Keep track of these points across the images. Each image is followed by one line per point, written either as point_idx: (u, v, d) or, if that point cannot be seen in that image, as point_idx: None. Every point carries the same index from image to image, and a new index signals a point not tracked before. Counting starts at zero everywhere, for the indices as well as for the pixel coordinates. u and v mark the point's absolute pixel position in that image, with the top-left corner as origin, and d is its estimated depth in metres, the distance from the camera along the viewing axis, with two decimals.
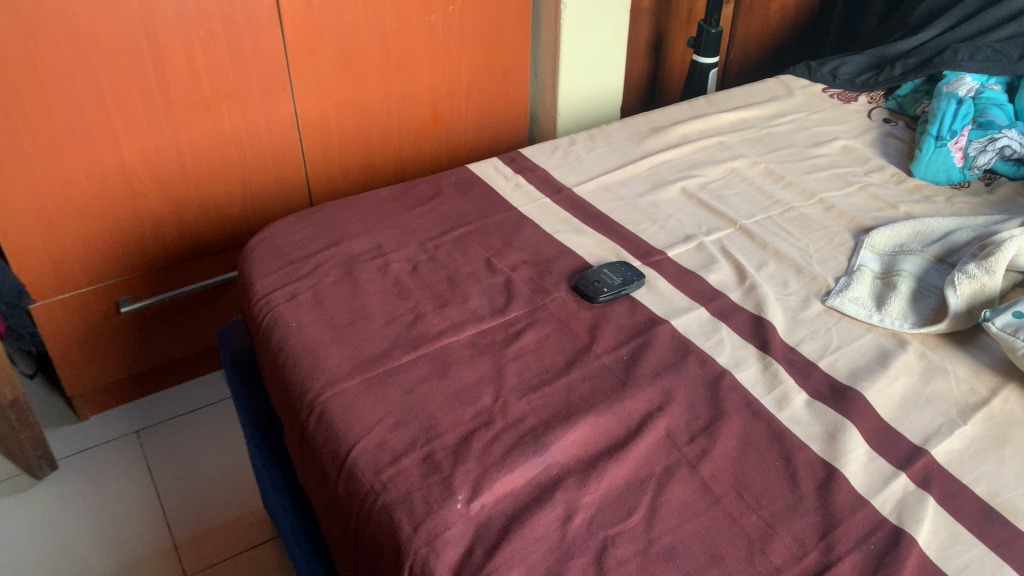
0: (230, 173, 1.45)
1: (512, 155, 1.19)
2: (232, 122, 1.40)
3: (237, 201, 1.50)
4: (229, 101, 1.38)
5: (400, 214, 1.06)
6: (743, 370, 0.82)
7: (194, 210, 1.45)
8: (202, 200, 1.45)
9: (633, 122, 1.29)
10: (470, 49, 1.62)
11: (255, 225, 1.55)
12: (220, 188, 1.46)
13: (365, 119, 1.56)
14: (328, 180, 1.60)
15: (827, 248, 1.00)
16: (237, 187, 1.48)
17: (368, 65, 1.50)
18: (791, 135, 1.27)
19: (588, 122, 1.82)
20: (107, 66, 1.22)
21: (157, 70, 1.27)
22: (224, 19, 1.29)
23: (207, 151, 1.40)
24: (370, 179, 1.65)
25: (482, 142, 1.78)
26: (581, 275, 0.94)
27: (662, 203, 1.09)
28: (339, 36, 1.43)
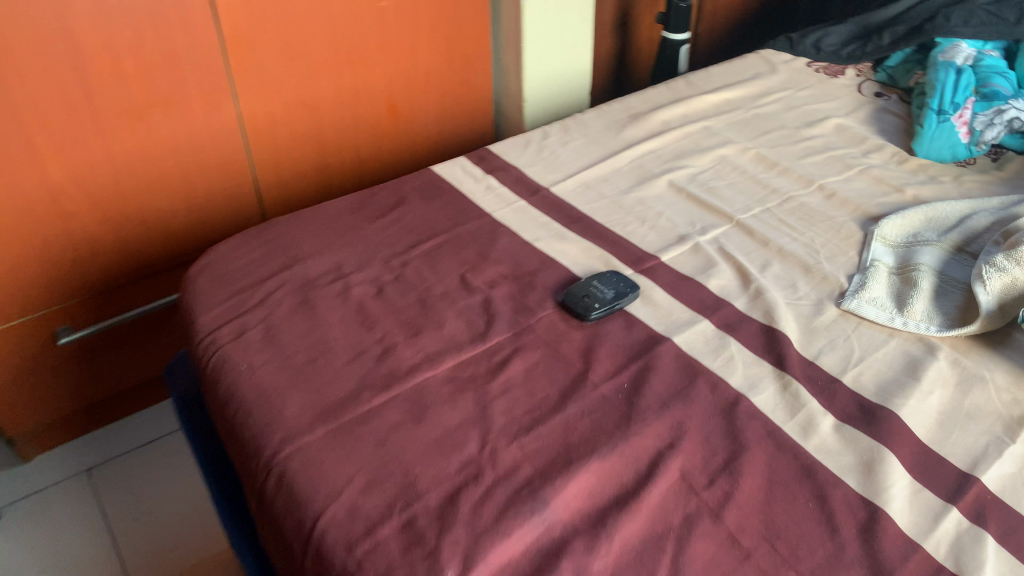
0: (171, 184, 1.32)
1: (480, 154, 1.08)
2: (168, 128, 1.27)
3: (181, 214, 1.36)
4: (164, 106, 1.24)
5: (360, 227, 0.95)
6: (759, 393, 0.72)
7: (133, 227, 1.32)
8: (141, 216, 1.32)
9: (609, 111, 1.19)
10: (427, 35, 1.50)
11: (202, 239, 1.42)
12: (161, 202, 1.33)
13: (317, 118, 1.44)
14: (280, 186, 1.47)
15: (835, 242, 0.91)
16: (180, 199, 1.35)
17: (317, 60, 1.38)
18: (779, 116, 1.17)
19: (556, 109, 1.72)
20: (22, 75, 1.08)
21: (80, 76, 1.13)
22: (152, 15, 1.16)
23: (144, 162, 1.27)
24: (327, 181, 1.53)
25: (444, 135, 1.67)
26: (568, 290, 0.83)
27: (650, 200, 0.99)
28: (282, 29, 1.30)
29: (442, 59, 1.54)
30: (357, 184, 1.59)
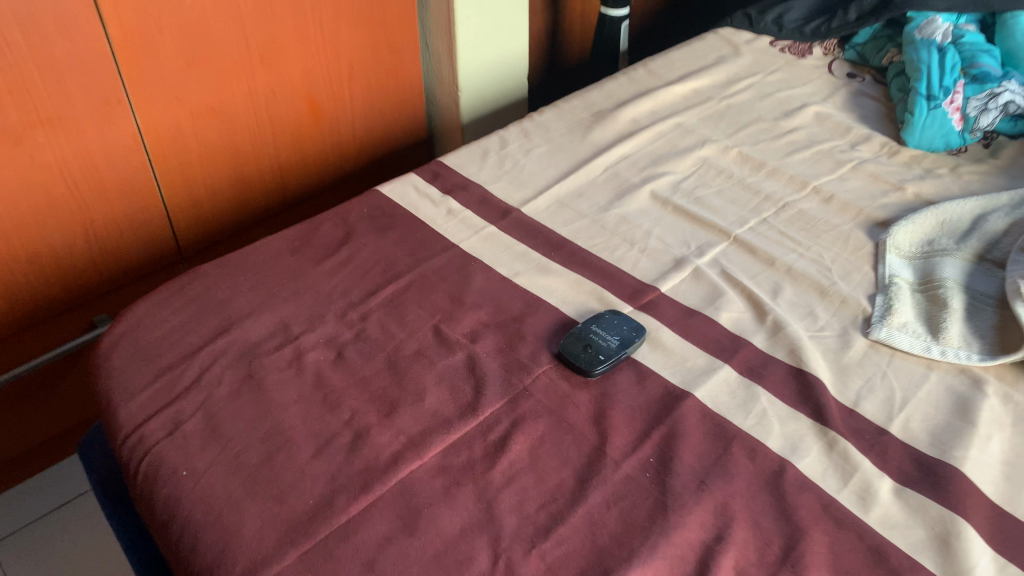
0: (64, 215, 1.13)
1: (434, 170, 0.94)
2: (55, 150, 1.07)
3: (80, 247, 1.17)
4: (47, 126, 1.05)
5: (304, 273, 0.80)
6: (804, 456, 0.63)
7: (22, 268, 1.12)
8: (32, 255, 1.12)
9: (569, 109, 1.06)
10: (348, 24, 1.33)
11: (107, 273, 1.23)
12: (54, 236, 1.13)
13: (230, 125, 1.26)
14: (193, 204, 1.29)
15: (846, 257, 0.82)
16: (76, 231, 1.15)
17: (225, 60, 1.20)
18: (754, 105, 1.07)
19: (493, 97, 1.57)
20: None
21: None
22: (23, 20, 0.96)
23: (29, 193, 1.07)
24: (246, 194, 1.36)
25: (373, 133, 1.51)
26: (568, 337, 0.71)
27: (635, 215, 0.87)
28: (182, 25, 1.11)
29: (366, 48, 1.38)
30: (280, 195, 1.42)
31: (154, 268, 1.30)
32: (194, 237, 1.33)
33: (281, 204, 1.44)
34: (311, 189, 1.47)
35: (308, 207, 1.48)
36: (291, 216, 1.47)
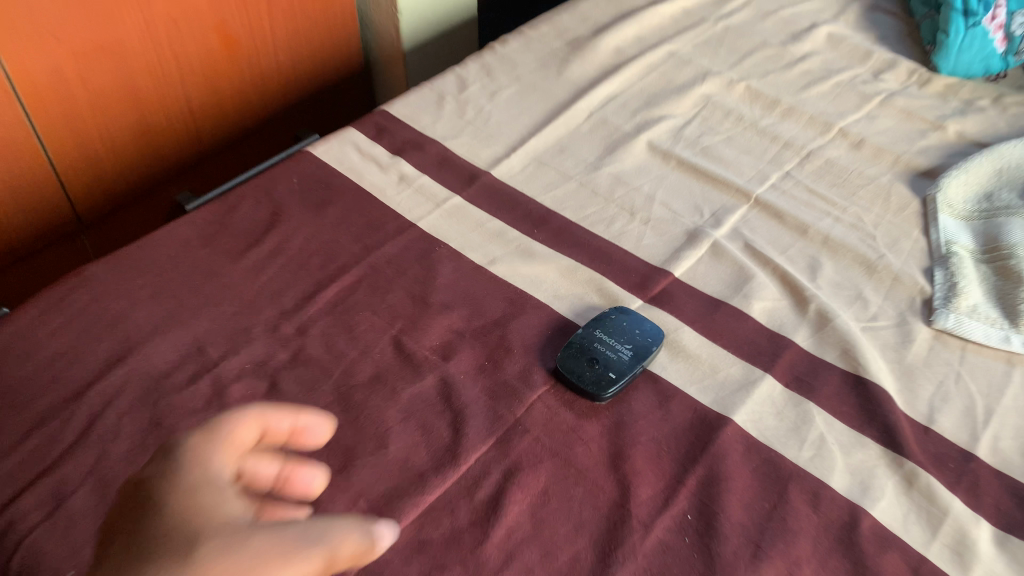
0: None
1: (379, 124, 0.76)
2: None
3: None
4: None
5: (222, 274, 0.63)
6: (879, 499, 0.49)
7: None
8: None
9: (538, 37, 0.88)
10: None
11: None
12: None
13: (125, 64, 1.04)
14: (88, 162, 1.07)
15: (889, 219, 0.67)
16: None
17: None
18: (755, 27, 0.91)
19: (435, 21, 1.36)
20: None
21: None
22: None
23: None
24: (153, 146, 1.14)
25: (300, 65, 1.29)
26: (568, 349, 0.56)
27: (632, 175, 0.71)
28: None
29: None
30: (194, 143, 1.20)
31: (44, 240, 1.09)
32: (92, 201, 1.11)
33: (196, 154, 1.22)
34: (231, 135, 1.26)
35: (228, 156, 1.27)
36: (208, 168, 1.25)
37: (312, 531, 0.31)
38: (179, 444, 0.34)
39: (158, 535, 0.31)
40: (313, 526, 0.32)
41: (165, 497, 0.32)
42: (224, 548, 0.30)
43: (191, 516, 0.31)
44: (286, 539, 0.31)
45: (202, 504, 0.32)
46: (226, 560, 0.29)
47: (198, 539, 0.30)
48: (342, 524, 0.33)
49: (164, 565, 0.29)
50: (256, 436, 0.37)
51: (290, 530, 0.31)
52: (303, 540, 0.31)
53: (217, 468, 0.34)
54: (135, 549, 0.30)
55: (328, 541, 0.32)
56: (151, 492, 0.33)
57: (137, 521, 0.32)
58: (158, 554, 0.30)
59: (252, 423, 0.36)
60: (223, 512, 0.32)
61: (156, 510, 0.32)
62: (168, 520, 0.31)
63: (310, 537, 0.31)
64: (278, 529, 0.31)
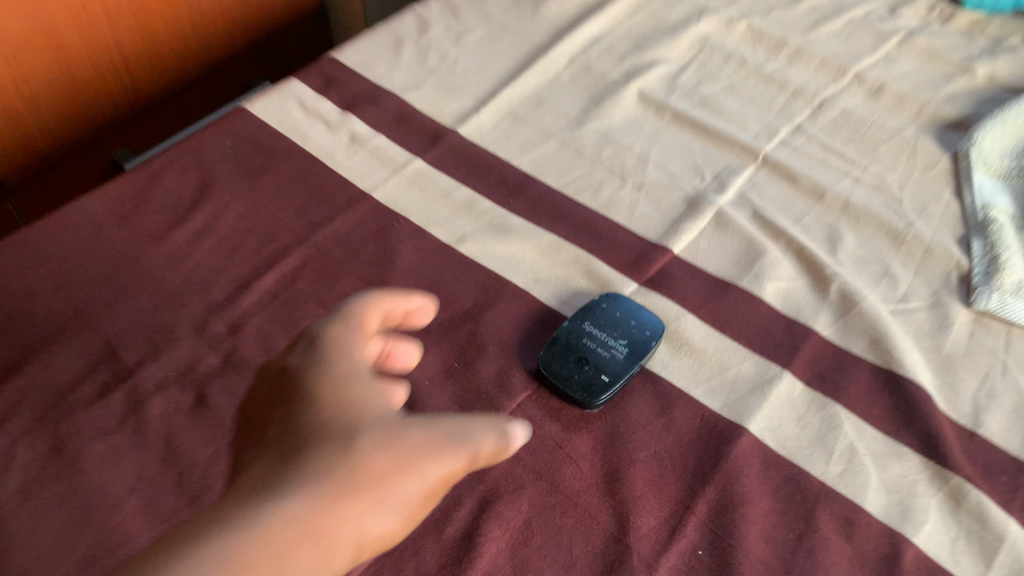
0: None
1: (326, 75, 0.66)
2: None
3: None
4: None
5: (139, 260, 0.53)
6: (921, 522, 0.42)
7: None
8: None
9: None
10: None
11: None
12: None
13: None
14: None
15: (916, 179, 0.58)
16: None
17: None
18: None
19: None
20: None
21: None
22: None
23: None
24: (77, 100, 0.97)
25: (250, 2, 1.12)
26: (552, 347, 0.47)
27: (620, 132, 0.61)
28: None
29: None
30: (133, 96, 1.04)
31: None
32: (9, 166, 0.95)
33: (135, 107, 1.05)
34: (176, 84, 1.09)
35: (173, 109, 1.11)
36: (149, 124, 1.09)
37: (457, 426, 0.33)
38: (320, 339, 0.36)
39: (315, 418, 0.32)
40: (456, 421, 0.34)
41: (315, 383, 0.34)
42: (383, 435, 0.32)
43: (342, 403, 0.33)
44: (437, 433, 0.33)
45: (348, 391, 0.34)
46: (390, 449, 0.31)
47: (355, 424, 0.32)
48: (482, 423, 0.34)
49: (330, 447, 0.31)
50: (380, 321, 0.39)
51: (439, 428, 0.33)
52: (451, 438, 0.33)
53: (357, 354, 0.36)
54: (293, 429, 0.32)
55: (471, 439, 0.33)
56: (298, 378, 0.34)
57: (285, 405, 0.33)
58: (321, 435, 0.31)
59: (376, 311, 0.38)
60: (372, 400, 0.34)
61: (307, 394, 0.33)
62: (321, 405, 0.33)
63: (457, 435, 0.33)
64: (426, 425, 0.33)
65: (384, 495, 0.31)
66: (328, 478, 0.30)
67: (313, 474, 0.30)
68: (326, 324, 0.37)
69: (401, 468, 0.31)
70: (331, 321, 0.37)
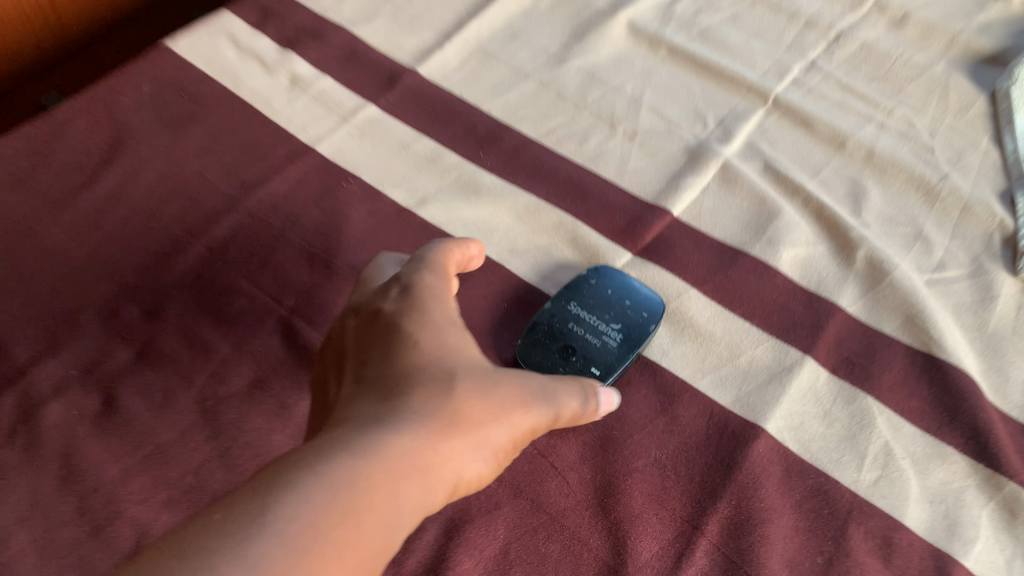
0: None
1: (264, 7, 0.56)
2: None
3: None
4: None
5: (34, 231, 0.44)
6: (971, 539, 0.35)
7: None
8: None
9: None
10: None
11: None
12: None
13: None
14: None
15: (949, 124, 0.51)
16: None
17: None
18: None
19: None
20: None
21: None
22: None
23: None
24: None
25: None
26: (532, 336, 0.40)
27: (608, 71, 0.53)
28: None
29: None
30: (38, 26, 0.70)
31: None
32: None
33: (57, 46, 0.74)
34: (118, 12, 0.78)
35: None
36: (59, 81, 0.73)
37: (546, 383, 0.34)
38: (408, 281, 0.35)
39: (413, 358, 0.31)
40: (544, 379, 0.34)
41: (408, 322, 0.33)
42: (481, 382, 0.31)
43: (438, 345, 0.32)
44: (529, 385, 0.33)
45: (443, 334, 0.33)
46: (488, 396, 0.31)
47: (452, 369, 0.31)
48: (567, 381, 0.34)
49: (431, 389, 0.30)
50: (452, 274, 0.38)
51: (528, 382, 0.33)
52: (544, 393, 0.33)
53: (443, 299, 0.35)
54: (390, 368, 0.31)
55: (559, 398, 0.33)
56: (392, 319, 0.33)
57: (377, 343, 0.32)
58: (421, 376, 0.31)
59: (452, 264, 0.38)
60: (466, 348, 0.33)
61: (400, 333, 0.32)
62: (417, 347, 0.32)
63: (548, 393, 0.33)
64: (518, 377, 0.33)
65: (480, 441, 0.31)
66: (432, 421, 0.29)
67: (416, 414, 0.29)
68: (411, 269, 0.36)
69: (498, 416, 0.31)
70: (416, 265, 0.36)
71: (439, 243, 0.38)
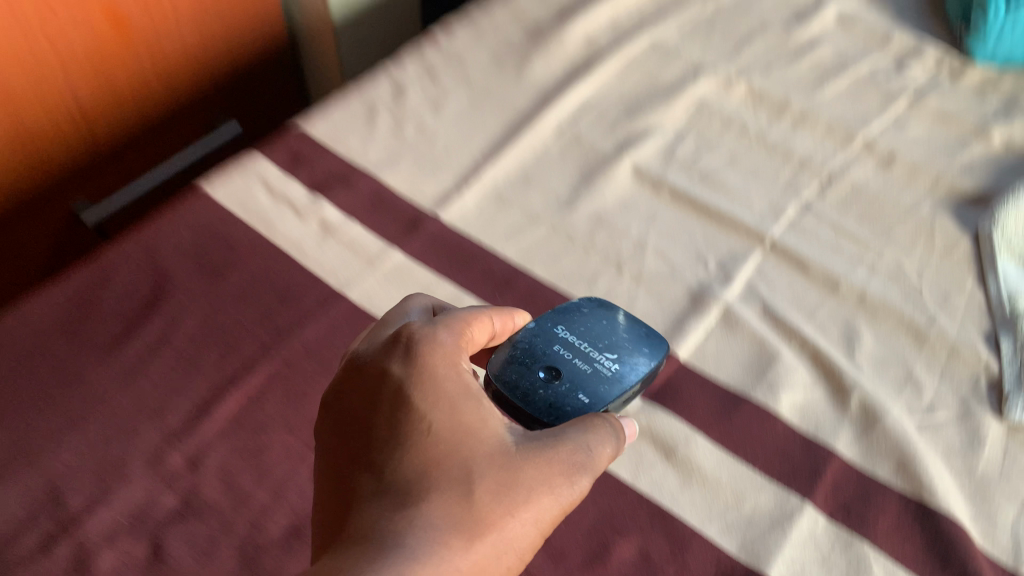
0: None
1: (295, 150, 0.61)
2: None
3: None
4: None
5: (81, 378, 0.48)
6: None
7: None
8: None
9: (490, 25, 0.73)
10: None
11: None
12: None
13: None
14: None
15: (935, 266, 0.54)
16: None
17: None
18: (753, 7, 0.76)
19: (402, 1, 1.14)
20: None
21: None
22: None
23: None
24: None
25: (216, 38, 1.02)
26: (516, 356, 0.44)
27: (615, 214, 0.57)
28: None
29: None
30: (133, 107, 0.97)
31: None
32: None
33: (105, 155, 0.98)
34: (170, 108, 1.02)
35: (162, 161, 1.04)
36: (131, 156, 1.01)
37: (576, 446, 0.37)
38: (416, 333, 0.39)
39: (429, 450, 0.35)
40: (573, 442, 0.37)
41: (417, 395, 0.37)
42: (501, 472, 0.35)
43: (454, 428, 0.36)
44: (554, 460, 0.37)
45: (457, 413, 0.37)
46: (510, 485, 0.35)
47: (473, 462, 0.35)
48: (610, 433, 0.39)
49: (450, 488, 0.34)
50: (482, 337, 0.42)
51: (550, 457, 0.37)
52: (565, 467, 0.37)
53: (455, 360, 0.39)
54: (411, 461, 0.35)
55: (592, 452, 0.38)
56: (406, 395, 0.37)
57: (393, 422, 0.36)
58: (438, 472, 0.35)
59: (482, 326, 0.41)
60: (480, 422, 0.37)
61: (411, 411, 0.36)
62: (435, 435, 0.36)
63: (569, 464, 0.37)
64: (538, 450, 0.37)
65: (514, 528, 0.35)
66: (455, 523, 0.33)
67: (440, 517, 0.33)
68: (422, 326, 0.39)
69: (521, 502, 0.35)
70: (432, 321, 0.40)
71: (485, 311, 0.42)
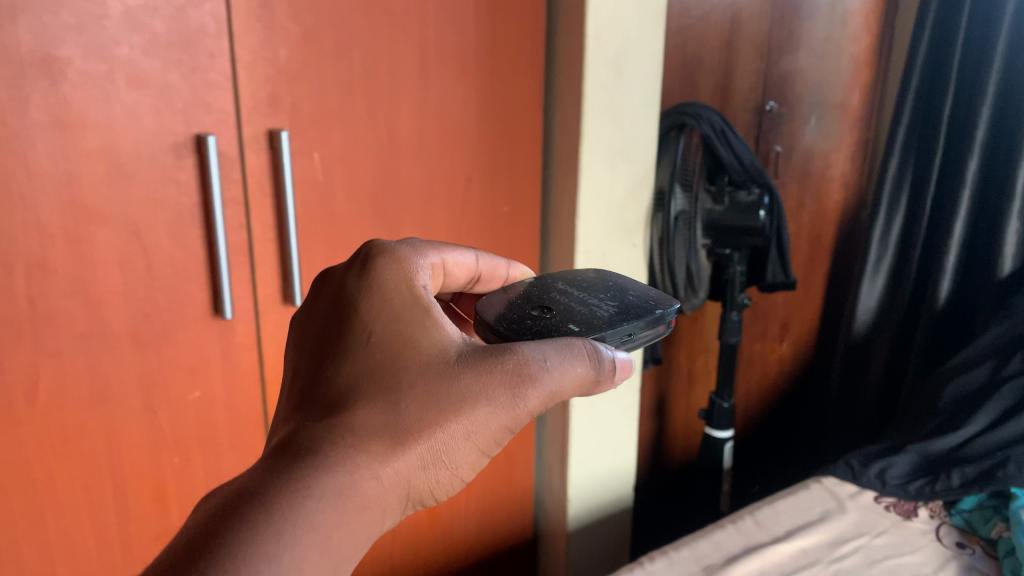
0: None
1: None
2: None
3: None
4: None
5: None
6: None
7: None
8: None
9: (679, 558, 1.14)
10: None
11: None
12: None
13: None
14: None
15: None
16: None
17: None
18: (862, 573, 1.11)
19: (615, 530, 1.71)
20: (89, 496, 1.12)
21: (120, 499, 1.15)
22: (230, 435, 1.24)
23: None
24: None
25: (482, 533, 1.59)
26: (514, 302, 0.82)
27: None
28: None
29: None
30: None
31: None
32: None
33: None
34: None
35: None
36: None
37: (502, 363, 0.63)
38: (376, 276, 0.70)
39: (372, 357, 0.62)
40: (498, 360, 0.63)
41: (366, 316, 0.66)
42: (425, 379, 0.61)
43: (391, 344, 0.64)
44: (479, 377, 0.62)
45: (394, 331, 0.65)
46: (431, 388, 0.61)
47: (404, 370, 0.62)
48: (566, 355, 0.65)
49: (386, 383, 0.61)
50: (459, 268, 0.84)
51: (470, 373, 0.62)
52: (477, 378, 0.62)
53: (397, 288, 0.69)
54: (363, 361, 0.62)
55: (520, 364, 0.64)
56: (362, 314, 0.66)
57: (354, 332, 0.65)
58: (377, 374, 0.61)
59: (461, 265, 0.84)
60: (413, 338, 0.64)
61: (364, 327, 0.65)
62: (379, 350, 0.63)
63: (487, 377, 0.62)
64: (459, 367, 0.63)
65: (431, 415, 0.60)
66: (385, 405, 0.59)
67: (377, 399, 0.60)
68: (379, 272, 0.70)
69: (440, 401, 0.61)
70: (394, 255, 0.73)
71: (473, 256, 0.85)
